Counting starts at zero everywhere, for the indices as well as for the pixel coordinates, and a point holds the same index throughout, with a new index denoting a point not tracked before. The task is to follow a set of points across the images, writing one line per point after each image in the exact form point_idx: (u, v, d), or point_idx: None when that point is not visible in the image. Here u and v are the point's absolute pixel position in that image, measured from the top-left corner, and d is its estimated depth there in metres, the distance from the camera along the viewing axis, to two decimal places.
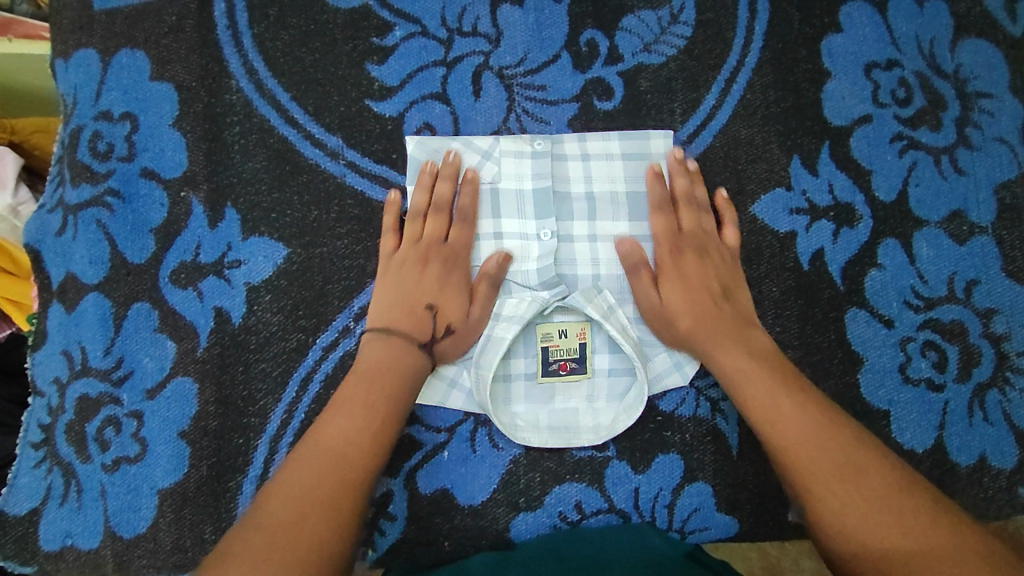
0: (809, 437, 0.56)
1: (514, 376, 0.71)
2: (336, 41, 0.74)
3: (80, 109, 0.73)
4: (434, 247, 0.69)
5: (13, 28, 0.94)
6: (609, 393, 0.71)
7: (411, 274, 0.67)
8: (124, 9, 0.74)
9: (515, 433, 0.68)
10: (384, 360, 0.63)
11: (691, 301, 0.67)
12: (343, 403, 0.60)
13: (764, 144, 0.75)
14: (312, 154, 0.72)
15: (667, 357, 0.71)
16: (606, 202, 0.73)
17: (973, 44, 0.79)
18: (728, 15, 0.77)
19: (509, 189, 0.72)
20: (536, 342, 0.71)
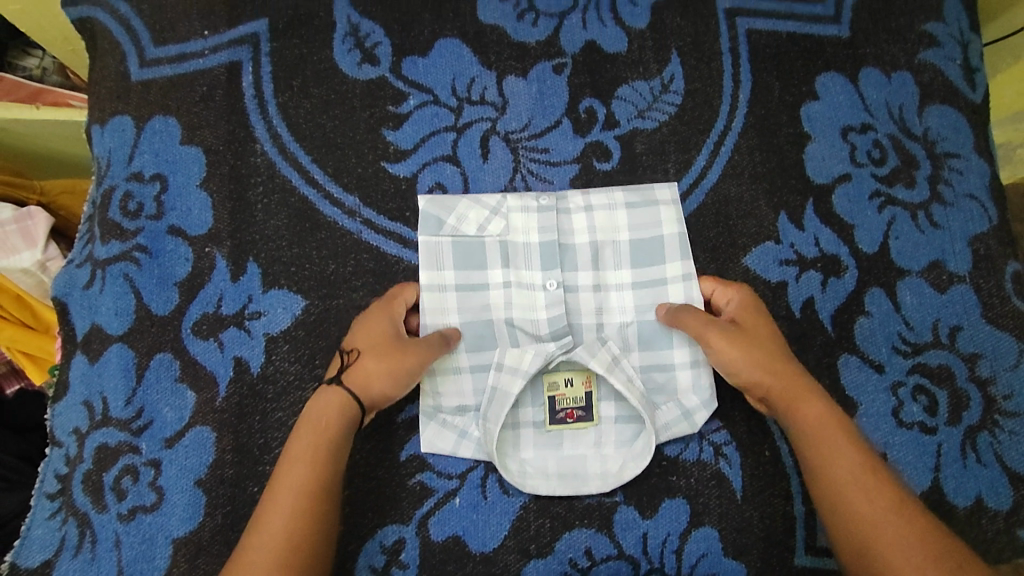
0: (858, 472, 0.60)
1: (523, 424, 0.73)
2: (354, 108, 0.80)
3: (113, 171, 0.78)
4: (310, 495, 0.58)
5: (44, 97, 1.04)
6: (618, 440, 0.73)
7: (279, 520, 0.56)
8: (158, 80, 0.80)
9: (524, 483, 0.70)
10: (310, 427, 0.62)
11: (774, 354, 0.68)
12: (292, 457, 0.60)
13: (752, 201, 0.80)
14: (330, 212, 0.77)
15: (675, 407, 0.74)
16: (609, 254, 0.77)
17: (939, 110, 0.86)
18: (714, 84, 0.84)
19: (517, 242, 0.75)
20: (543, 391, 0.74)
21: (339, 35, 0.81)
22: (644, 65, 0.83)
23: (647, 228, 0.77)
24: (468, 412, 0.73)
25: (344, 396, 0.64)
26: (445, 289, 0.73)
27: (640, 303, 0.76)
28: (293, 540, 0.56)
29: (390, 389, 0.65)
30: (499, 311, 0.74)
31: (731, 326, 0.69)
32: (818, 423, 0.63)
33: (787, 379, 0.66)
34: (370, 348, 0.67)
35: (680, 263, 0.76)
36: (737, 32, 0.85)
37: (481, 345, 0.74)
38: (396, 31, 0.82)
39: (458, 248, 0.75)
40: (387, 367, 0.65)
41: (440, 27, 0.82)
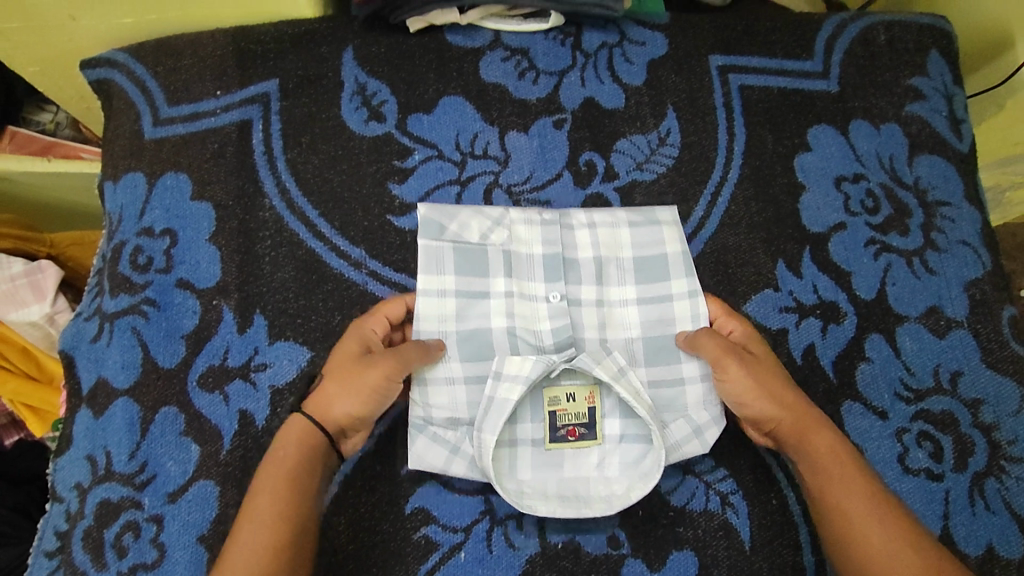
0: (871, 509, 0.61)
1: (521, 441, 0.72)
2: (360, 163, 0.82)
3: (124, 226, 0.79)
4: (275, 528, 0.58)
5: (55, 149, 1.09)
6: (622, 460, 0.72)
7: (243, 553, 0.56)
8: (171, 137, 0.83)
9: (523, 502, 0.68)
10: (278, 456, 0.63)
11: (785, 388, 0.69)
12: (258, 487, 0.61)
13: (750, 250, 0.82)
14: (337, 265, 0.78)
15: (683, 424, 0.73)
16: (613, 268, 0.77)
17: (928, 160, 0.88)
18: (709, 137, 0.86)
19: (520, 253, 0.76)
20: (544, 406, 0.72)
21: (347, 94, 0.84)
22: (641, 119, 0.86)
23: (652, 245, 0.78)
24: (461, 426, 0.72)
25: (309, 425, 0.65)
26: (446, 293, 0.74)
27: (646, 320, 0.76)
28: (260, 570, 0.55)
29: (348, 406, 0.65)
30: (501, 319, 0.75)
31: (747, 358, 0.69)
32: (830, 459, 0.65)
33: (803, 417, 0.68)
34: (336, 376, 0.66)
35: (686, 279, 0.77)
36: (730, 88, 0.88)
37: (480, 356, 0.73)
38: (401, 90, 0.85)
39: (460, 254, 0.75)
40: (352, 392, 0.65)
41: (443, 86, 0.85)
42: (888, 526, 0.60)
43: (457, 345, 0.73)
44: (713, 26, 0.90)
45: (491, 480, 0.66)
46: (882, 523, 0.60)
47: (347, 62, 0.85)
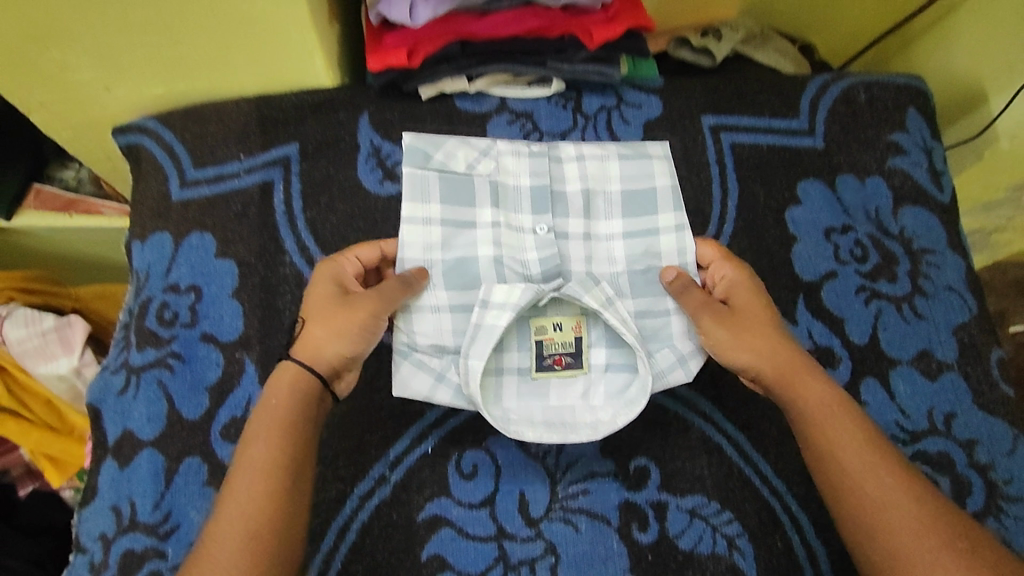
0: (863, 458, 0.63)
1: (508, 369, 0.74)
2: (376, 221, 0.87)
3: (151, 283, 0.84)
4: (269, 472, 0.60)
5: (78, 206, 1.17)
6: (607, 390, 0.74)
7: (234, 505, 0.59)
8: (197, 199, 0.88)
9: (509, 428, 0.69)
10: (271, 405, 0.64)
11: (772, 340, 0.71)
12: (250, 438, 0.62)
13: None
14: None
15: (669, 354, 0.76)
16: (600, 202, 0.83)
17: (912, 211, 0.94)
18: (704, 192, 0.92)
19: (507, 185, 0.80)
20: (531, 336, 0.75)
21: (363, 156, 0.90)
22: None
23: (641, 179, 0.84)
24: (447, 355, 0.75)
25: (303, 374, 0.66)
26: (430, 222, 0.77)
27: (632, 253, 0.81)
28: (253, 525, 0.58)
29: (338, 347, 0.67)
30: (487, 248, 0.78)
31: (718, 309, 0.72)
32: (822, 406, 0.67)
33: (786, 363, 0.69)
34: (318, 313, 0.69)
35: (673, 213, 0.82)
36: (722, 146, 0.94)
37: (465, 287, 0.77)
38: None
39: (445, 183, 0.79)
40: (334, 331, 0.68)
41: None
42: (883, 478, 0.62)
43: (442, 275, 0.77)
44: (703, 90, 0.97)
45: (477, 406, 0.68)
46: (879, 474, 0.62)
47: (364, 127, 0.91)
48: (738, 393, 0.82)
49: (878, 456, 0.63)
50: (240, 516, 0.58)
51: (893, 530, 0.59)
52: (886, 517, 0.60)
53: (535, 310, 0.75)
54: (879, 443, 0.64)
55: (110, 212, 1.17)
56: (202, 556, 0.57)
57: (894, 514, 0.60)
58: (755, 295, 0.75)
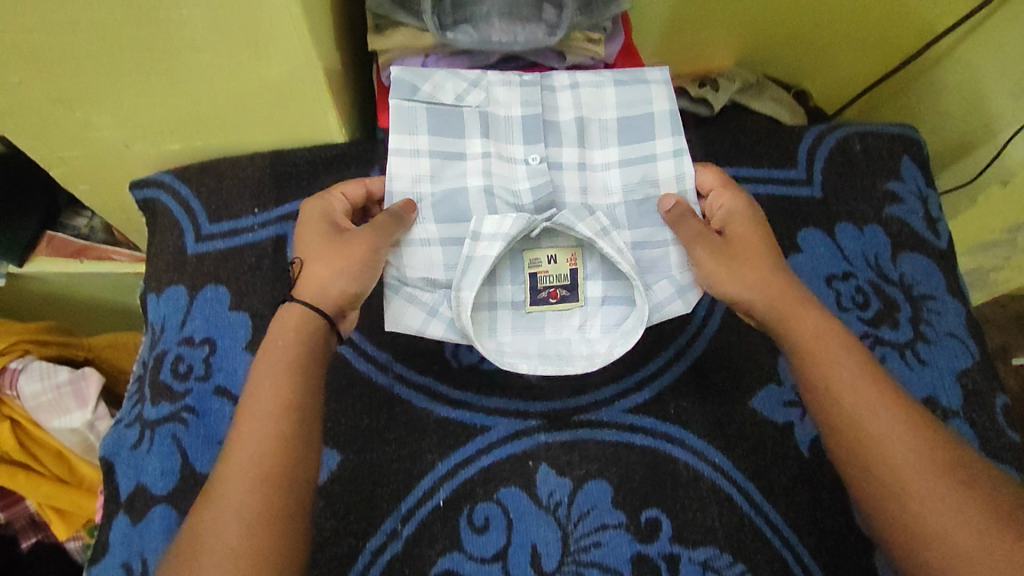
0: (860, 387, 0.67)
1: (501, 303, 0.78)
2: None
3: (166, 335, 0.85)
4: (278, 416, 0.62)
5: (88, 253, 1.20)
6: (604, 324, 0.78)
7: (250, 439, 0.61)
8: (211, 253, 0.91)
9: (503, 360, 0.73)
10: (277, 345, 0.67)
11: (769, 275, 0.74)
12: (259, 377, 0.65)
13: (752, 346, 0.88)
14: (364, 368, 0.84)
15: (667, 287, 0.80)
16: (595, 129, 0.82)
17: (910, 257, 0.96)
18: None
19: (497, 116, 0.80)
20: (525, 269, 0.78)
21: None
22: None
23: (638, 105, 0.82)
24: (439, 289, 0.78)
25: (308, 313, 0.69)
26: (418, 154, 0.77)
27: (630, 183, 0.82)
28: (273, 456, 0.60)
29: (344, 285, 0.70)
30: (477, 180, 0.79)
31: (711, 241, 0.75)
32: (817, 339, 0.70)
33: (781, 297, 0.73)
34: (315, 249, 0.72)
35: (671, 139, 0.82)
36: None
37: (454, 218, 0.79)
38: None
39: (434, 116, 0.78)
40: (336, 267, 0.70)
41: None
42: (878, 405, 0.65)
43: (431, 209, 0.78)
44: (703, 141, 1.00)
45: (470, 338, 0.71)
46: (873, 409, 0.65)
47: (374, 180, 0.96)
48: (745, 441, 0.82)
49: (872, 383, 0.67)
50: (253, 458, 0.60)
51: (891, 454, 0.63)
52: (883, 450, 0.63)
53: (527, 243, 0.78)
54: (871, 371, 0.68)
55: (121, 258, 1.22)
56: (222, 488, 0.59)
57: (891, 438, 0.63)
58: (750, 226, 0.77)
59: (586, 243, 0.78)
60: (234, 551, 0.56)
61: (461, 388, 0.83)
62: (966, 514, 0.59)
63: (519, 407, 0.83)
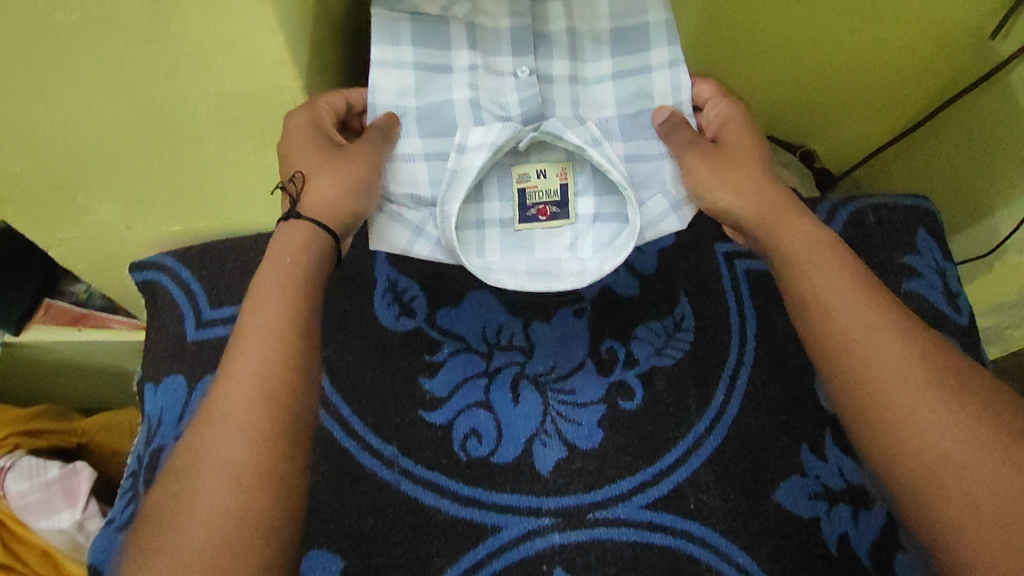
0: (853, 305, 0.66)
1: (490, 222, 0.80)
2: (392, 358, 0.86)
3: (163, 430, 0.83)
4: (276, 339, 0.62)
5: (86, 320, 1.19)
6: (595, 241, 0.80)
7: (250, 357, 0.61)
8: (212, 339, 0.88)
9: (491, 276, 0.74)
10: (280, 260, 0.67)
11: (757, 185, 0.76)
12: (264, 293, 0.65)
13: (773, 435, 0.84)
14: (370, 463, 0.80)
15: (662, 202, 0.80)
16: (587, 42, 0.81)
17: None
18: (722, 319, 0.90)
19: (485, 27, 0.78)
20: (513, 184, 0.80)
21: (380, 290, 0.89)
22: (656, 305, 0.90)
23: (632, 14, 0.79)
24: (425, 207, 0.78)
25: (314, 228, 0.69)
26: (402, 66, 0.76)
27: (621, 97, 0.81)
28: (270, 377, 0.61)
29: (348, 202, 0.71)
30: (465, 91, 0.78)
31: (705, 150, 0.76)
32: (805, 253, 0.71)
33: (764, 203, 0.75)
34: (314, 159, 0.70)
35: (666, 48, 0.79)
36: (737, 272, 0.94)
37: (440, 132, 0.78)
38: (429, 285, 0.90)
39: (418, 28, 0.75)
40: (340, 184, 0.70)
41: (469, 278, 0.91)
42: (872, 323, 0.65)
43: (415, 121, 0.77)
44: None
45: (456, 252, 0.72)
46: (866, 327, 0.64)
47: (381, 261, 0.91)
48: (768, 538, 0.79)
49: (868, 302, 0.66)
50: (250, 376, 0.60)
51: (876, 367, 0.63)
52: (878, 364, 0.63)
53: (517, 157, 0.79)
54: (869, 290, 0.67)
55: (119, 325, 1.21)
56: (221, 399, 0.60)
57: (880, 353, 0.63)
58: (744, 134, 0.79)
59: (577, 155, 0.80)
60: (233, 472, 0.58)
61: (471, 485, 0.80)
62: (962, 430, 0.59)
63: (531, 504, 0.79)
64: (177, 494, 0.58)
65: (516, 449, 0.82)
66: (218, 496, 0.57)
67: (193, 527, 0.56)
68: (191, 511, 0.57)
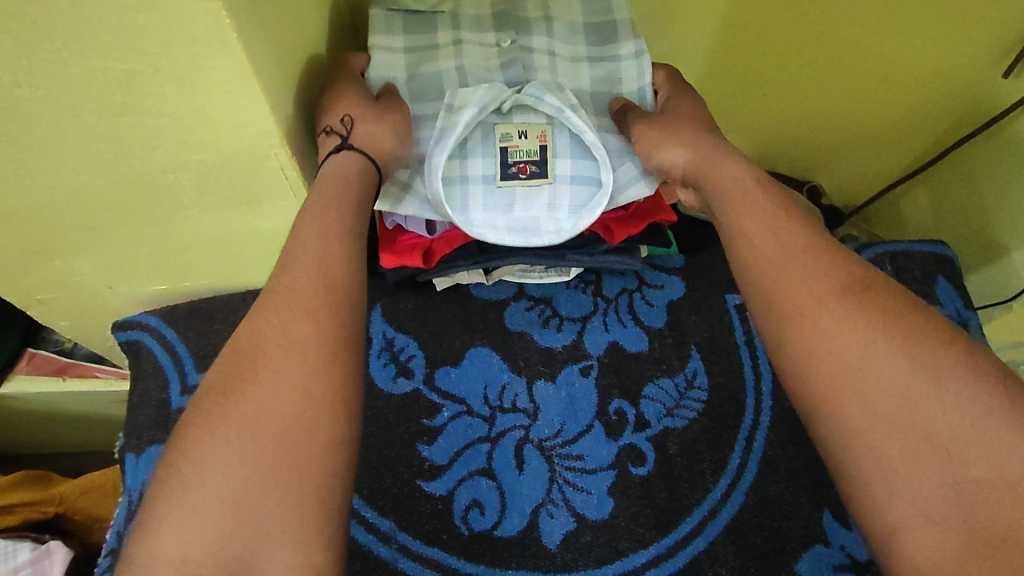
0: (780, 239, 0.58)
1: (473, 178, 0.72)
2: (388, 424, 0.81)
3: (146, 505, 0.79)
4: (339, 239, 0.58)
5: (71, 370, 1.13)
6: (572, 203, 0.73)
7: (299, 272, 0.55)
8: None
9: (471, 229, 0.69)
10: (329, 180, 0.61)
11: (689, 135, 0.68)
12: (313, 207, 0.59)
13: (794, 501, 0.79)
14: (365, 540, 0.75)
15: (631, 169, 0.74)
16: (563, 24, 0.78)
17: None
18: (736, 376, 0.87)
19: (467, 12, 0.77)
20: (496, 143, 0.72)
21: (375, 351, 0.85)
22: (666, 362, 0.87)
23: (601, 9, 0.79)
24: (413, 164, 0.73)
25: (359, 159, 0.64)
26: (392, 48, 0.74)
27: (594, 76, 0.78)
28: (319, 294, 0.54)
29: (395, 143, 0.67)
30: (448, 60, 0.75)
31: (648, 117, 0.71)
32: (728, 185, 0.63)
33: (700, 153, 0.67)
34: (363, 106, 0.67)
35: (634, 40, 0.77)
36: (750, 325, 0.90)
37: (424, 96, 0.74)
38: (428, 343, 0.86)
39: (410, 20, 0.76)
40: (386, 127, 0.67)
41: (469, 337, 0.87)
42: (797, 253, 0.56)
43: (407, 89, 0.74)
44: (725, 267, 0.95)
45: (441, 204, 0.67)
46: (797, 262, 0.56)
47: (376, 318, 0.87)
48: None
49: (793, 235, 0.58)
50: (297, 292, 0.54)
51: (802, 302, 0.54)
52: (809, 327, 0.52)
53: (498, 117, 0.73)
54: (795, 224, 0.59)
55: (105, 374, 1.15)
56: (264, 316, 0.53)
57: (803, 287, 0.54)
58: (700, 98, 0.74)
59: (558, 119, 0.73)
60: (276, 390, 0.50)
61: (474, 562, 0.75)
62: (904, 413, 0.47)
63: None
64: (228, 380, 0.51)
65: (521, 521, 0.77)
66: (261, 411, 0.49)
67: (226, 448, 0.47)
68: (245, 398, 0.49)
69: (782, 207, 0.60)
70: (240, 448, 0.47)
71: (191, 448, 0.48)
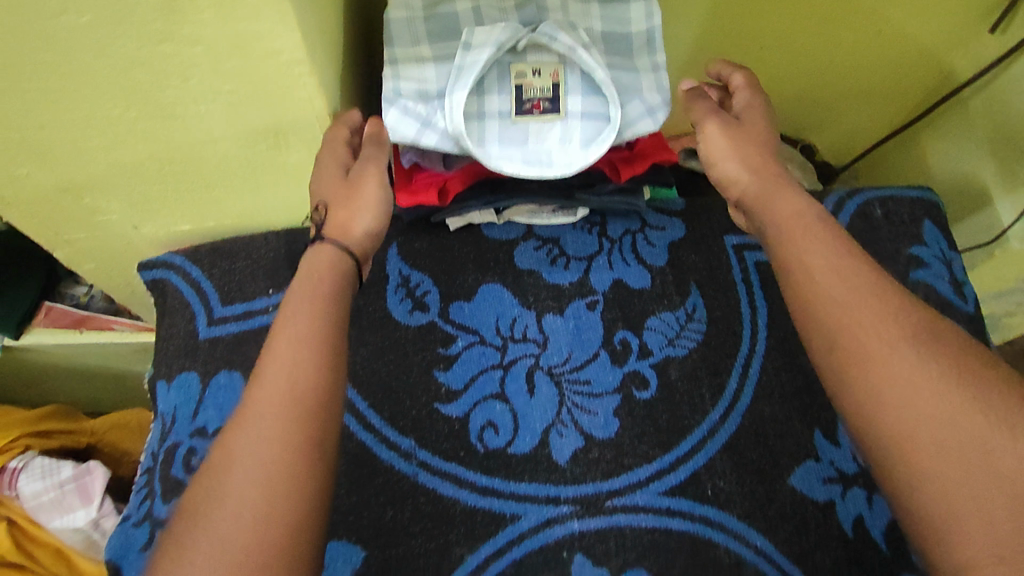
0: (830, 262, 0.62)
1: (489, 114, 0.76)
2: (406, 353, 0.86)
3: (177, 427, 0.83)
4: (312, 330, 0.62)
5: (88, 322, 1.16)
6: (583, 137, 0.76)
7: (274, 369, 0.59)
8: (224, 336, 0.88)
9: (489, 161, 0.74)
10: (304, 282, 0.67)
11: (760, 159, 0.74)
12: (287, 312, 0.64)
13: (786, 421, 0.85)
14: (387, 456, 0.80)
15: (639, 105, 0.79)
16: None
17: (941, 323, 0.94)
18: (733, 310, 0.92)
19: None
20: (511, 80, 0.76)
21: (392, 287, 0.90)
22: (668, 297, 0.92)
23: None
24: (431, 100, 0.77)
25: (338, 261, 0.70)
26: None
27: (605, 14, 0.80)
28: (291, 388, 0.58)
29: (364, 225, 0.74)
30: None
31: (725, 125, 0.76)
32: (788, 215, 0.68)
33: (765, 179, 0.72)
34: (336, 189, 0.75)
35: None
36: (747, 263, 0.96)
37: (444, 36, 0.78)
38: (442, 280, 0.91)
39: None
40: (360, 209, 0.75)
41: (481, 275, 0.91)
42: (845, 285, 0.60)
43: (425, 30, 0.77)
44: (724, 211, 1.00)
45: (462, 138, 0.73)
46: (845, 278, 0.61)
47: (392, 257, 0.92)
48: (785, 523, 0.80)
49: (843, 260, 0.62)
50: (271, 386, 0.58)
51: (861, 320, 0.58)
52: (857, 327, 0.57)
53: (513, 55, 0.75)
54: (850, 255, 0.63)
55: (121, 326, 1.19)
56: (241, 414, 0.58)
57: (856, 304, 0.59)
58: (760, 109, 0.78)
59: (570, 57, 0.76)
60: (246, 483, 0.53)
61: (489, 475, 0.80)
62: (925, 415, 0.52)
63: (551, 492, 0.79)
64: (207, 481, 0.55)
65: (533, 439, 0.82)
66: (232, 506, 0.53)
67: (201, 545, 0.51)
68: (219, 495, 0.53)
69: (839, 237, 0.65)
70: (212, 546, 0.51)
71: (171, 553, 0.51)
